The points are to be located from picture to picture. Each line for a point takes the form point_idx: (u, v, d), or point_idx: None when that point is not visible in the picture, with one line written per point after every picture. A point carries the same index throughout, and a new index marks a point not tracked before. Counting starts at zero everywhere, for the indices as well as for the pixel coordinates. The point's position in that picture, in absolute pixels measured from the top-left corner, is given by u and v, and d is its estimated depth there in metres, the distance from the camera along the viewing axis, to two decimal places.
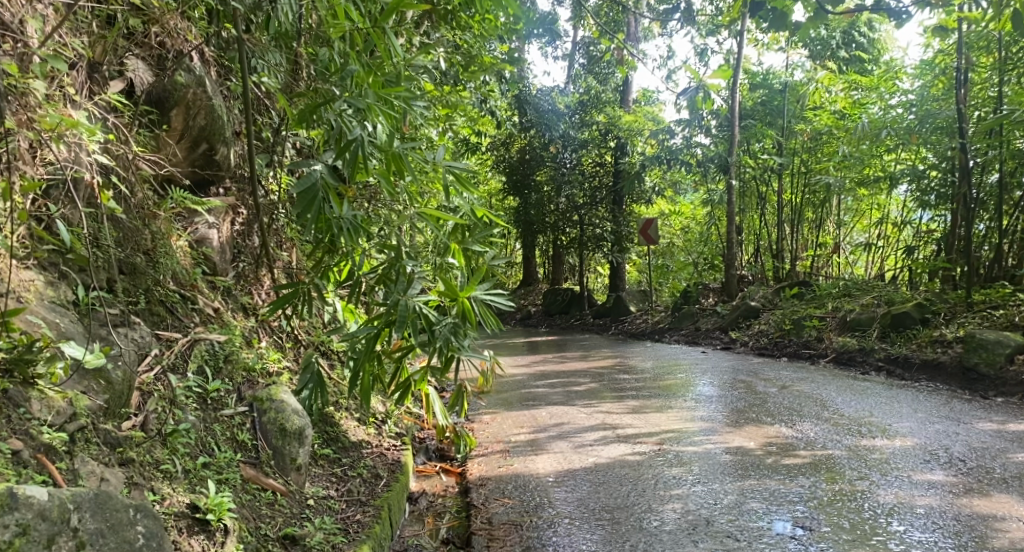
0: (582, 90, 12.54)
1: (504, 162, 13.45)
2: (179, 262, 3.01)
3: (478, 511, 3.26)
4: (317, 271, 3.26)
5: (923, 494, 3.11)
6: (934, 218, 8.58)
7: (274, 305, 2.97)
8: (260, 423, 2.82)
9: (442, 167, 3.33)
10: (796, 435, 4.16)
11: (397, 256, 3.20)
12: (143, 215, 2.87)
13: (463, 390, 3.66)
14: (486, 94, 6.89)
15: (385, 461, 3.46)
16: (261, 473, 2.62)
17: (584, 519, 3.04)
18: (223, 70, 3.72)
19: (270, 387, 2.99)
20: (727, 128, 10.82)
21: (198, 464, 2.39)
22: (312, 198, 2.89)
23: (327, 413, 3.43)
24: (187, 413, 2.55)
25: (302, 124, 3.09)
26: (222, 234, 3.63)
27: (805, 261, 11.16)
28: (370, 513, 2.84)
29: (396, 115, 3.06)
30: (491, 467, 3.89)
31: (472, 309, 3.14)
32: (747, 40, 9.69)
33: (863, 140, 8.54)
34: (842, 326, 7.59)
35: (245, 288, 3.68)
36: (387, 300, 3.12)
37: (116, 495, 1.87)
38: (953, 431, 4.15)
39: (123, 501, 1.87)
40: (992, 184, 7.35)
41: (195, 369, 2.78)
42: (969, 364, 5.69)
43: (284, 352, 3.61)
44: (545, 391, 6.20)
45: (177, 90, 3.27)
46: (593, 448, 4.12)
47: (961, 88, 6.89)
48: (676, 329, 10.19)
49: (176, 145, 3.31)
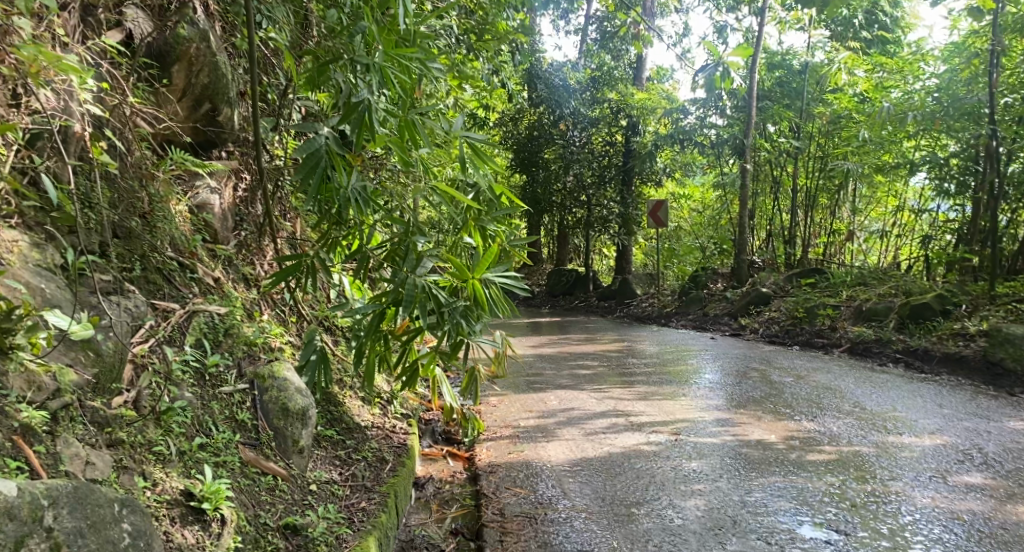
0: (594, 67, 12.41)
1: (511, 138, 13.13)
2: (176, 227, 2.84)
3: (489, 501, 3.09)
4: (322, 244, 3.09)
5: (963, 499, 2.97)
6: (952, 208, 8.27)
7: (274, 277, 2.82)
8: (261, 401, 2.64)
9: (458, 138, 3.14)
10: (819, 429, 3.98)
11: (407, 231, 3.04)
12: (140, 175, 2.71)
13: (475, 373, 3.52)
14: (498, 65, 6.56)
15: (391, 444, 3.30)
16: (262, 455, 2.45)
17: (603, 515, 2.87)
18: (229, 25, 3.49)
19: (272, 364, 2.80)
20: (743, 109, 10.40)
21: (194, 446, 2.21)
22: (314, 165, 2.73)
23: (330, 393, 3.26)
24: (183, 390, 2.37)
25: (311, 87, 2.90)
26: (223, 200, 3.44)
27: (818, 248, 10.84)
28: (376, 500, 2.68)
29: (409, 78, 2.85)
30: (501, 453, 3.73)
31: (484, 292, 3.00)
32: (768, 18, 9.38)
33: (885, 124, 8.22)
34: (856, 315, 7.39)
35: (247, 258, 3.49)
36: (394, 278, 2.96)
37: (100, 489, 1.71)
38: (983, 428, 3.99)
39: (106, 495, 1.70)
40: (1018, 173, 6.99)
41: (193, 343, 2.59)
42: (994, 358, 5.52)
43: (286, 326, 3.43)
44: (552, 374, 6.01)
45: (179, 45, 3.08)
46: (605, 437, 3.95)
47: (993, 71, 6.50)
48: (684, 314, 10.00)
49: (177, 103, 3.12)
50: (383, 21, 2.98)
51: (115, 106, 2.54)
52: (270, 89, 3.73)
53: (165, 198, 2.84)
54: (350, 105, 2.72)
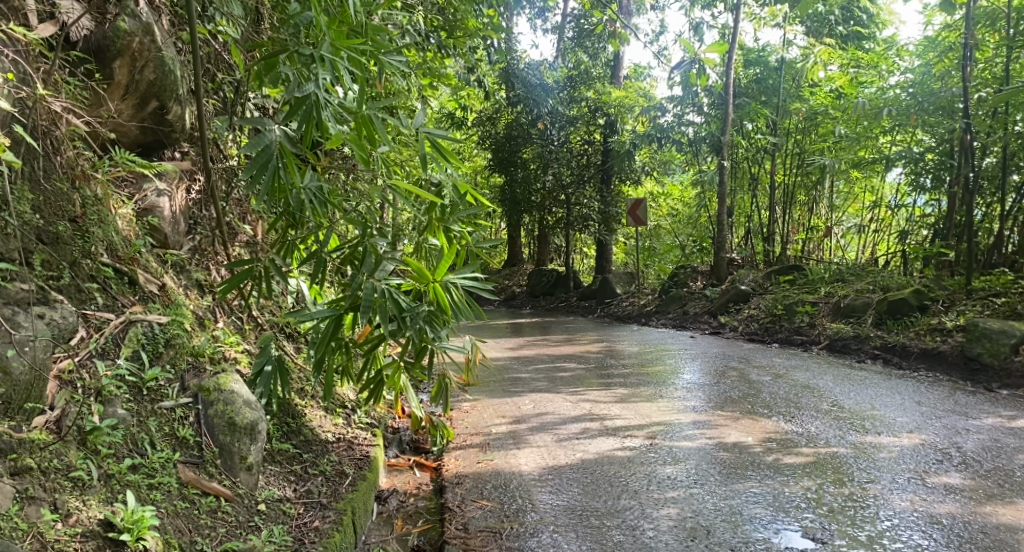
0: (570, 66, 12.25)
1: (489, 138, 12.99)
2: (114, 232, 2.67)
3: (454, 515, 2.95)
4: (278, 248, 2.94)
5: (941, 501, 2.88)
6: (929, 203, 8.26)
7: (224, 285, 2.65)
8: (206, 417, 2.49)
9: (419, 134, 2.95)
10: (797, 429, 3.88)
11: (366, 231, 2.87)
12: (71, 176, 2.56)
13: (446, 381, 3.35)
14: (472, 63, 6.32)
15: (353, 456, 3.14)
16: (204, 474, 2.32)
17: (571, 527, 2.75)
18: (177, 18, 3.29)
19: (219, 376, 2.63)
20: (721, 105, 10.26)
21: (123, 468, 2.10)
22: (266, 161, 2.54)
23: (288, 403, 3.09)
24: (114, 407, 2.24)
25: (260, 81, 2.72)
26: (175, 203, 3.26)
27: (797, 245, 10.75)
28: (331, 519, 2.52)
29: (362, 69, 2.68)
30: (469, 462, 3.59)
31: (447, 297, 2.86)
32: (743, 15, 9.29)
33: (861, 119, 8.18)
34: (835, 312, 7.34)
35: (201, 264, 3.33)
36: (352, 282, 2.79)
37: None
38: (962, 426, 3.92)
39: None
40: (992, 167, 6.94)
41: (128, 355, 2.43)
42: (971, 354, 5.46)
43: (243, 334, 3.25)
44: (529, 377, 5.87)
45: (119, 38, 2.89)
46: (578, 442, 3.81)
47: (967, 65, 6.42)
48: (663, 312, 9.92)
49: (117, 102, 2.95)
50: (334, 11, 2.80)
51: (31, 103, 2.36)
52: (223, 86, 3.54)
53: (102, 201, 2.69)
54: (297, 99, 2.55)
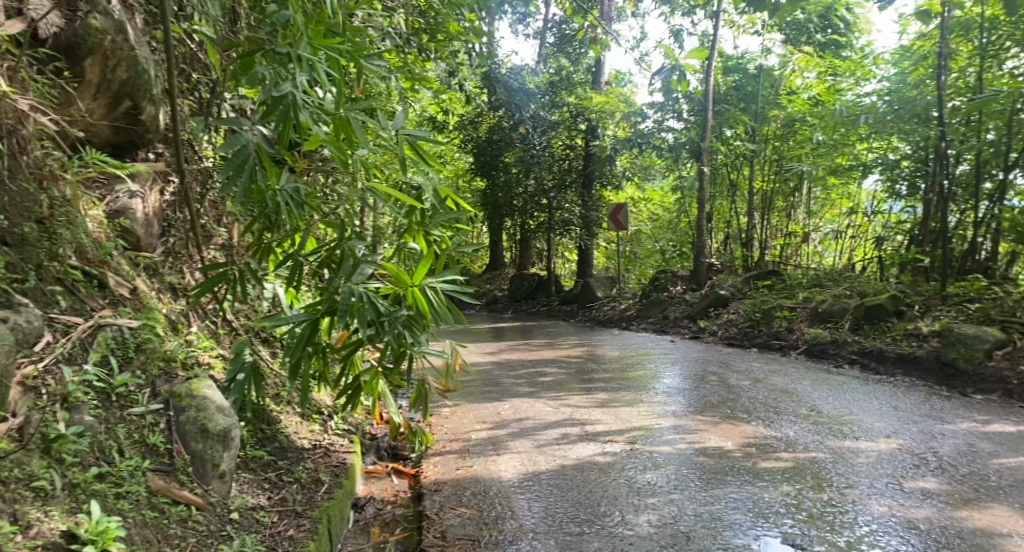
0: (552, 72, 12.30)
1: (472, 142, 12.99)
2: (84, 234, 2.62)
3: (432, 522, 2.91)
4: (254, 251, 2.89)
5: (919, 506, 2.89)
6: (904, 210, 8.36)
7: (197, 289, 2.60)
8: (177, 424, 2.42)
9: (399, 137, 2.93)
10: (776, 434, 3.89)
11: (343, 235, 2.83)
12: (39, 177, 2.51)
13: (426, 388, 3.32)
14: (454, 66, 6.29)
15: (329, 463, 3.09)
16: (175, 483, 2.26)
17: (550, 534, 2.73)
18: (152, 17, 3.23)
19: (191, 381, 2.57)
20: (700, 112, 10.33)
21: (89, 477, 2.04)
22: (242, 163, 2.48)
23: (263, 409, 3.03)
24: (81, 414, 2.18)
25: (236, 81, 2.67)
26: (148, 205, 3.20)
27: (775, 250, 10.71)
28: (305, 527, 2.47)
29: (341, 70, 2.64)
30: (449, 469, 3.55)
31: (426, 303, 2.80)
32: (722, 22, 9.35)
33: (839, 126, 8.29)
34: (813, 317, 7.39)
35: (175, 267, 3.27)
36: (329, 286, 2.75)
37: None
38: (938, 431, 3.95)
39: None
40: (965, 174, 7.04)
41: (97, 360, 2.37)
42: (946, 359, 5.52)
43: (217, 339, 3.20)
44: (510, 382, 5.84)
45: (90, 36, 2.82)
46: (558, 448, 3.79)
47: (941, 73, 6.53)
48: (644, 317, 9.93)
49: (89, 101, 2.88)
50: (312, 11, 2.76)
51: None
52: (199, 86, 3.47)
53: (72, 202, 2.63)
54: (274, 99, 2.50)
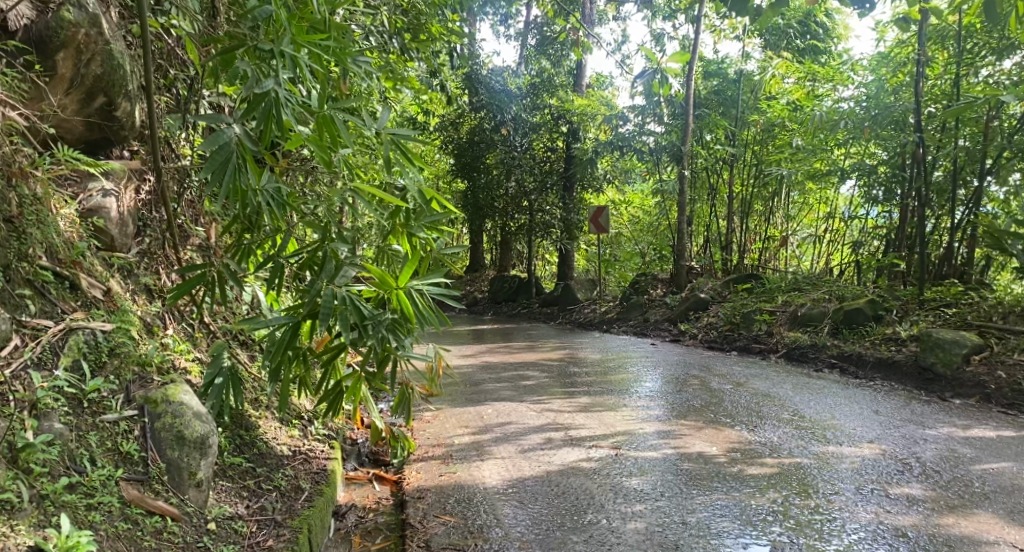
0: (533, 73, 12.27)
1: (452, 143, 12.90)
2: (56, 233, 2.52)
3: (416, 531, 2.85)
4: (233, 252, 2.79)
5: (905, 512, 2.89)
6: (880, 215, 8.43)
7: (175, 291, 2.51)
8: (152, 430, 2.35)
9: (382, 136, 2.85)
10: (761, 439, 3.87)
11: (325, 235, 2.74)
12: (8, 174, 2.40)
13: (409, 393, 3.24)
14: (435, 66, 6.21)
15: (309, 470, 3.01)
16: (149, 492, 2.19)
17: (537, 543, 2.68)
18: (128, 11, 3.13)
19: (167, 387, 2.49)
20: (681, 116, 10.34)
21: (60, 488, 1.96)
22: (223, 160, 2.39)
23: (241, 415, 2.95)
24: (50, 422, 2.09)
25: (216, 77, 2.58)
26: (123, 203, 3.09)
27: (754, 254, 10.77)
28: (285, 537, 2.40)
29: (324, 66, 2.56)
30: (431, 475, 3.48)
31: (411, 305, 2.73)
32: (703, 26, 9.38)
33: (817, 130, 8.34)
34: (792, 321, 7.42)
35: (150, 268, 3.17)
36: (311, 288, 2.67)
37: None
38: (920, 436, 3.97)
39: None
40: (942, 180, 7.09)
41: (68, 365, 2.28)
42: (925, 363, 5.56)
43: (194, 342, 3.10)
44: (491, 385, 5.78)
45: (63, 29, 2.72)
46: (543, 454, 3.74)
47: (919, 80, 6.60)
48: (624, 320, 9.93)
49: (61, 96, 2.78)
50: (295, 6, 2.67)
51: None
52: (176, 83, 3.36)
53: (43, 200, 2.53)
54: (256, 96, 2.41)
